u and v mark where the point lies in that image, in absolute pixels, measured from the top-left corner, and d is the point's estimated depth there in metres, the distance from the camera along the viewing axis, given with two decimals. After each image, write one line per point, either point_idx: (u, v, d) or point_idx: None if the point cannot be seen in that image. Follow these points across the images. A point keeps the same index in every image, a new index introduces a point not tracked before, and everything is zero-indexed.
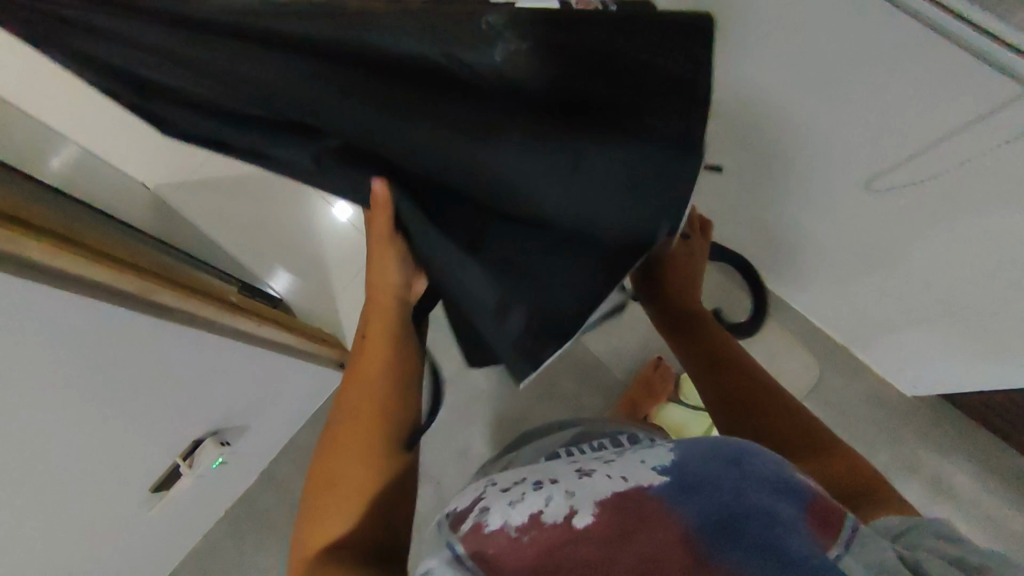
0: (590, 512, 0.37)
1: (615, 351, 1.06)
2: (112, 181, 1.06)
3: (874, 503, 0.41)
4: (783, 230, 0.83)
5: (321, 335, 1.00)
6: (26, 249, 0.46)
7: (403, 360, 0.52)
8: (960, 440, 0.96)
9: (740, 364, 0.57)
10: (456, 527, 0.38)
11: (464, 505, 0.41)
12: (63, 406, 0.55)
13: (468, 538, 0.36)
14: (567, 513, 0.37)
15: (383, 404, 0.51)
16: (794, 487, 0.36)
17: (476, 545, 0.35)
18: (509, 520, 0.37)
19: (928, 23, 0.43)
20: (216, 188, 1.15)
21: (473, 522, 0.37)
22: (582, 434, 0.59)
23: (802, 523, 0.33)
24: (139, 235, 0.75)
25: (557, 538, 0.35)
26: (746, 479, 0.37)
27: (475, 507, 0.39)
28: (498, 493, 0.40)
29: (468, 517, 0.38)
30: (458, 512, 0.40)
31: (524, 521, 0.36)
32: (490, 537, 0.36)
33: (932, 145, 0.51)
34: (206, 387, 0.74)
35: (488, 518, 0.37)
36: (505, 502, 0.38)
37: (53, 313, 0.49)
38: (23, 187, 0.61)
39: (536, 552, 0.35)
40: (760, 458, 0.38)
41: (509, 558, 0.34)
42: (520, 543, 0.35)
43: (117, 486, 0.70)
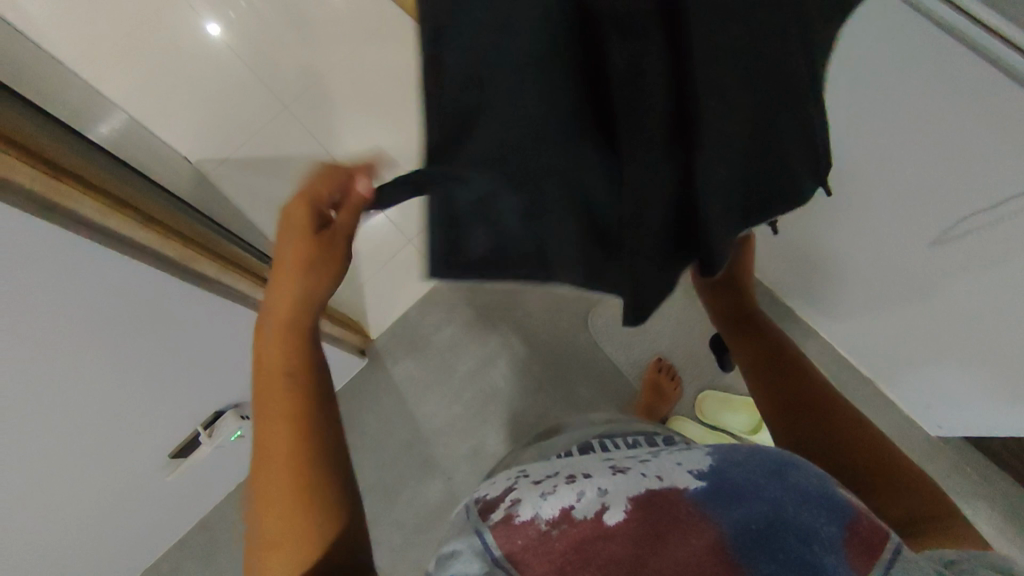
0: (621, 509, 0.37)
1: (637, 362, 1.05)
2: (155, 151, 1.08)
3: (935, 533, 0.39)
4: (819, 254, 0.82)
5: (345, 319, 1.01)
6: (81, 207, 0.47)
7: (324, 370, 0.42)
8: (983, 486, 0.94)
9: (804, 373, 0.52)
10: (487, 517, 0.40)
11: (495, 495, 0.43)
12: (93, 365, 0.56)
13: (499, 529, 0.38)
14: (597, 510, 0.37)
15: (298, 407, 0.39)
16: (837, 504, 0.35)
17: (504, 537, 0.37)
18: (539, 514, 0.38)
19: (941, 24, 0.44)
20: (255, 167, 1.17)
21: (505, 514, 0.39)
22: (615, 428, 0.58)
23: (840, 547, 0.32)
24: (183, 206, 0.76)
25: (587, 533, 0.36)
26: (787, 489, 0.36)
27: (506, 499, 0.41)
28: (530, 486, 0.42)
29: (498, 508, 0.40)
30: (488, 501, 0.42)
31: (555, 516, 0.37)
32: (520, 528, 0.37)
33: (991, 181, 0.50)
34: (232, 360, 0.75)
35: (519, 511, 0.39)
36: (537, 496, 0.40)
37: (97, 267, 0.50)
38: (81, 146, 0.63)
39: (565, 547, 0.35)
40: (803, 472, 0.37)
41: (537, 550, 0.35)
42: (550, 537, 0.36)
43: (137, 448, 0.71)
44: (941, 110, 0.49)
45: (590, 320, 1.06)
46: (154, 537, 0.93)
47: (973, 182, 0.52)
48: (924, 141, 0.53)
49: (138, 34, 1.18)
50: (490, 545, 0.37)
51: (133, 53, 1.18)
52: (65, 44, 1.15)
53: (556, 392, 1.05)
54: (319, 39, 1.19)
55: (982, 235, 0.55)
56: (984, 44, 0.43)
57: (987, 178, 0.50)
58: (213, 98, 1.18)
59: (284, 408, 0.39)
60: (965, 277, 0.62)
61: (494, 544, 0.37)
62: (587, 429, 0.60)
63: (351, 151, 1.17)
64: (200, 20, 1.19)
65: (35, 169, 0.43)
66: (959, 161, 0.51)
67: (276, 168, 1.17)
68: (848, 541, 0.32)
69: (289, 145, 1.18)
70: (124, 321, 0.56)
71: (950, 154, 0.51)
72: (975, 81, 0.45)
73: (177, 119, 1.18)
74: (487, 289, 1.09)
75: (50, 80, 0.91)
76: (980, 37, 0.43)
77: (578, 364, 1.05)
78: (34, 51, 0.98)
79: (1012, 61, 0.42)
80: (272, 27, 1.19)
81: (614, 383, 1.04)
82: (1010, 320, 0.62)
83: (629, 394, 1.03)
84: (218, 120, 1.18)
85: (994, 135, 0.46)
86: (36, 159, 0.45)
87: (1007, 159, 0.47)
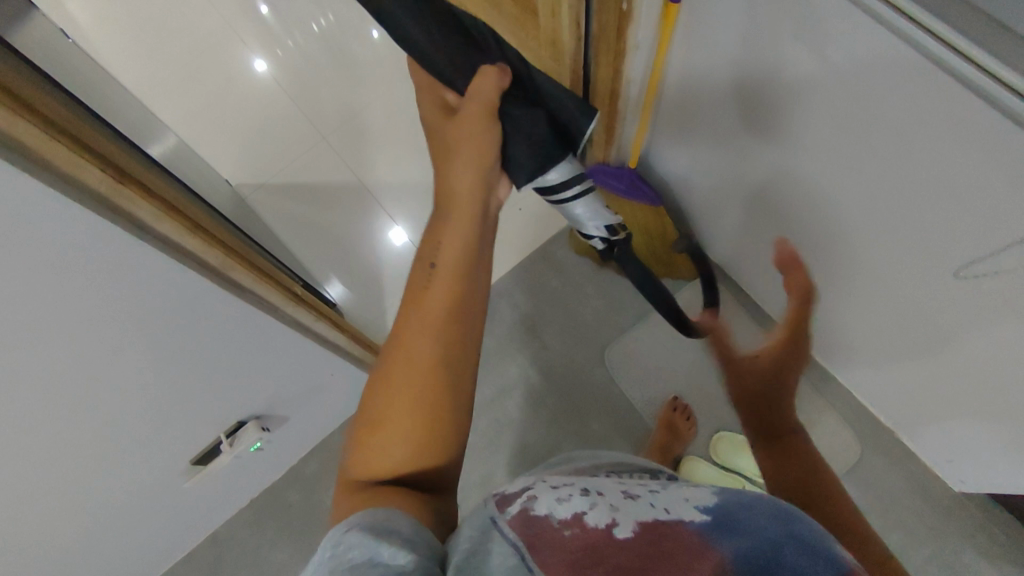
0: (632, 526, 0.35)
1: (652, 400, 1.05)
2: (202, 170, 1.15)
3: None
4: (835, 305, 0.83)
5: (366, 340, 1.03)
6: (138, 210, 0.51)
7: (469, 307, 0.52)
8: (1010, 548, 0.90)
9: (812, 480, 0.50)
10: (503, 509, 0.39)
11: (512, 491, 0.41)
12: (124, 363, 0.59)
13: (515, 520, 0.37)
14: (608, 521, 0.35)
15: (447, 331, 0.49)
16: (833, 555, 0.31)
17: (521, 527, 0.36)
18: (552, 514, 0.37)
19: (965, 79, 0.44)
20: (287, 192, 1.22)
21: (521, 507, 0.38)
22: (617, 458, 0.56)
23: None
24: (227, 223, 0.80)
25: (596, 535, 0.34)
26: (785, 532, 0.32)
27: (523, 495, 0.40)
28: (548, 488, 0.40)
29: (515, 502, 0.39)
30: (507, 494, 0.41)
31: (567, 517, 0.36)
32: (535, 522, 0.36)
33: (994, 234, 0.50)
34: (258, 372, 0.78)
35: (535, 506, 0.38)
36: (552, 498, 0.39)
37: (147, 270, 0.54)
38: (142, 159, 0.69)
39: (575, 544, 0.33)
40: (805, 523, 0.33)
41: (547, 544, 0.34)
42: (561, 535, 0.35)
43: (161, 450, 0.74)
44: (939, 160, 0.50)
45: (607, 356, 1.07)
46: (167, 544, 0.95)
47: (975, 231, 0.53)
48: (930, 195, 0.54)
49: (195, 67, 1.30)
50: (507, 533, 0.36)
51: (189, 83, 1.29)
52: (135, 79, 1.29)
53: (570, 426, 1.05)
54: (359, 77, 1.26)
55: (987, 285, 0.56)
56: (997, 95, 0.42)
57: (987, 229, 0.51)
58: (259, 127, 1.26)
59: (429, 341, 0.48)
60: (979, 327, 0.62)
61: (510, 531, 0.36)
62: (590, 458, 0.56)
63: (385, 182, 1.20)
64: (249, 55, 1.30)
65: (103, 172, 0.48)
66: (960, 210, 0.52)
67: (310, 194, 1.21)
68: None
69: (324, 174, 1.22)
70: (151, 328, 0.59)
71: (956, 207, 0.52)
72: (970, 134, 0.46)
73: (223, 145, 1.25)
74: (505, 320, 1.11)
75: (111, 101, 0.99)
76: (991, 86, 0.42)
77: (592, 399, 1.06)
78: (100, 74, 1.07)
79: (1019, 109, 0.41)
80: (318, 62, 1.28)
81: (628, 421, 1.04)
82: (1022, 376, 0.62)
83: (643, 431, 1.03)
84: (262, 147, 1.25)
85: (988, 189, 0.48)
86: (104, 163, 0.49)
87: (1002, 213, 0.48)
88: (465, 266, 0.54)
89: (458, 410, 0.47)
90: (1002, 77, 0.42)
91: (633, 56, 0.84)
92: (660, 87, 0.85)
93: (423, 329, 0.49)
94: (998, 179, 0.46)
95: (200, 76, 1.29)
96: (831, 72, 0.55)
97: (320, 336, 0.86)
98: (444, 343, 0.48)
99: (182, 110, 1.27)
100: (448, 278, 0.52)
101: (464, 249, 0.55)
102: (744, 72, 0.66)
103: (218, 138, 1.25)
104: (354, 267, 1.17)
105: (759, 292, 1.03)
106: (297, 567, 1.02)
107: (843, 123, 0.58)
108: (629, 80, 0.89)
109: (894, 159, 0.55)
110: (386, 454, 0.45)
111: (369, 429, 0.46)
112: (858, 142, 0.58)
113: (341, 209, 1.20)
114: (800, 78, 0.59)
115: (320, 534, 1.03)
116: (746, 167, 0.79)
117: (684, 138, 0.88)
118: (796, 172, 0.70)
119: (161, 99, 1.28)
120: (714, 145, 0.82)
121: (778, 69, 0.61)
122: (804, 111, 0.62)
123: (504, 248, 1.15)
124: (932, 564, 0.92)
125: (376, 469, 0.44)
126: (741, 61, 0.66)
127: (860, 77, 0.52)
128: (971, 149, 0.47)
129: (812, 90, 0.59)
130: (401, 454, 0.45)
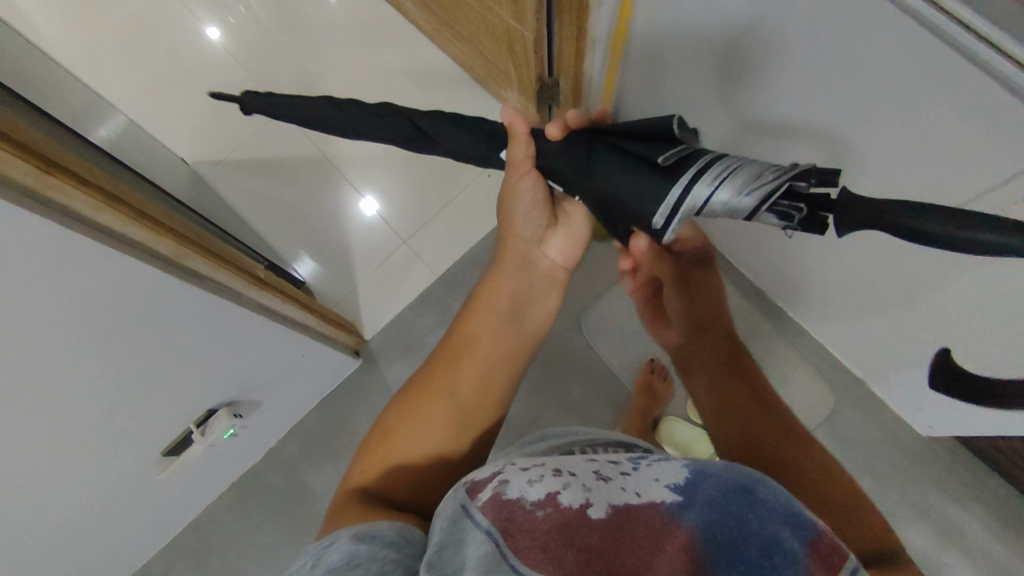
0: (603, 509, 0.35)
1: (630, 363, 1.06)
2: (154, 151, 1.10)
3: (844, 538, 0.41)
4: (809, 262, 0.83)
5: (339, 319, 1.02)
6: (72, 200, 0.48)
7: (488, 372, 0.52)
8: (974, 486, 0.94)
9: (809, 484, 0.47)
10: (474, 495, 0.37)
11: (482, 475, 0.39)
12: (81, 366, 0.57)
13: (486, 507, 0.35)
14: (582, 502, 0.35)
15: (463, 390, 0.51)
16: (801, 520, 0.33)
17: (492, 513, 0.35)
18: (525, 495, 0.36)
19: (942, 36, 0.42)
20: (249, 167, 1.17)
21: (492, 491, 0.37)
22: (592, 435, 0.55)
23: (800, 558, 0.30)
24: (176, 205, 0.76)
25: (570, 518, 0.34)
26: (753, 508, 0.33)
27: (493, 479, 0.38)
28: (518, 470, 0.39)
29: (485, 487, 0.38)
30: (475, 480, 0.39)
31: (540, 498, 0.36)
32: (507, 503, 0.35)
33: (966, 191, 0.50)
34: (227, 359, 0.76)
35: (507, 488, 0.37)
36: (524, 479, 0.37)
37: (94, 265, 0.51)
38: (75, 146, 0.65)
39: (548, 527, 0.34)
40: (771, 488, 0.35)
41: (522, 529, 0.33)
42: (534, 517, 0.34)
43: (130, 445, 0.72)
44: (912, 113, 0.49)
45: (583, 321, 1.07)
46: (148, 533, 0.95)
47: (942, 190, 0.52)
48: (903, 155, 0.53)
49: (139, 38, 1.22)
50: (479, 522, 0.35)
51: (133, 57, 1.22)
52: (74, 57, 1.21)
53: (549, 394, 1.05)
54: (314, 43, 1.21)
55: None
56: (977, 52, 0.41)
57: (958, 186, 0.50)
58: (213, 101, 1.20)
59: (440, 389, 0.51)
60: (940, 283, 0.62)
61: (482, 519, 0.35)
62: (567, 433, 0.55)
63: (350, 154, 1.16)
64: (198, 23, 1.22)
65: (30, 164, 0.45)
66: (925, 167, 0.52)
67: (270, 170, 1.17)
68: (808, 554, 0.31)
69: (284, 147, 1.17)
70: (106, 327, 0.56)
71: (922, 165, 0.52)
72: (944, 87, 0.45)
73: (176, 121, 1.19)
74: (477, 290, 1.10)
75: (46, 81, 0.93)
76: (971, 44, 0.41)
77: (571, 366, 1.06)
78: (32, 52, 1.00)
79: (1009, 74, 0.40)
80: (270, 30, 1.21)
81: (607, 385, 1.05)
82: (974, 331, 0.63)
83: (622, 396, 1.04)
84: (218, 124, 1.19)
85: (965, 144, 0.47)
86: (31, 153, 0.46)
87: (979, 167, 0.47)
88: (502, 323, 0.55)
89: (453, 454, 0.50)
90: (987, 35, 0.40)
91: (597, 13, 0.81)
92: (627, 42, 0.82)
93: (445, 380, 0.52)
94: (972, 132, 0.46)
95: (145, 48, 1.22)
96: (799, 22, 0.53)
97: (288, 319, 0.85)
98: (451, 396, 0.51)
99: (129, 86, 1.21)
100: (480, 328, 0.54)
101: (505, 304, 0.56)
102: (713, 24, 0.64)
103: (171, 115, 1.19)
104: (324, 243, 1.14)
105: (731, 250, 1.03)
106: (284, 546, 1.03)
107: (812, 79, 0.56)
108: (594, 40, 0.87)
109: (861, 115, 0.54)
110: (371, 475, 0.49)
111: (371, 447, 0.51)
112: (825, 100, 0.57)
113: (307, 184, 1.16)
114: (768, 31, 0.57)
115: (305, 513, 1.04)
116: (712, 125, 0.78)
117: (654, 94, 0.86)
118: (761, 133, 0.69)
119: (104, 74, 1.21)
120: (683, 105, 0.81)
121: (748, 21, 0.59)
122: (772, 72, 0.61)
123: (476, 218, 1.13)
124: (902, 507, 0.96)
125: (359, 482, 0.49)
126: (710, 16, 0.63)
127: (832, 33, 0.51)
128: (948, 101, 0.45)
129: (782, 43, 0.57)
130: (385, 480, 0.49)
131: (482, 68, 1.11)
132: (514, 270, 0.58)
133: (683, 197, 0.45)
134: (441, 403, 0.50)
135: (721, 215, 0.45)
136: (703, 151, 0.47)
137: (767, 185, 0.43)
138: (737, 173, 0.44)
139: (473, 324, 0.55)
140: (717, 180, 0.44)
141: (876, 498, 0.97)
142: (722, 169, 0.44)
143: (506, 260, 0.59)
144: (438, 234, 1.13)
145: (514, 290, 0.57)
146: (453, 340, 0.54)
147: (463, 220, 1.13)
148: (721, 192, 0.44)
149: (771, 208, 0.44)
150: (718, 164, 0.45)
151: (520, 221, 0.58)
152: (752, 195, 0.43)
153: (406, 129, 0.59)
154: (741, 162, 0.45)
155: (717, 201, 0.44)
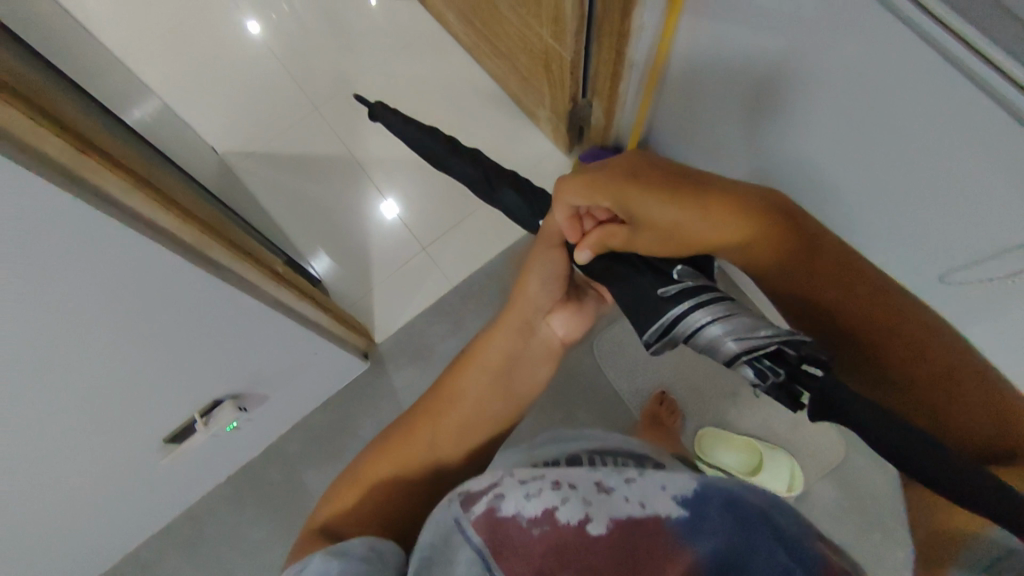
0: (603, 524, 0.34)
1: (639, 391, 1.04)
2: (187, 138, 1.12)
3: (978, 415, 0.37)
4: None
5: (350, 319, 1.02)
6: (107, 183, 0.49)
7: (473, 421, 0.55)
8: None
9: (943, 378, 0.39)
10: (468, 508, 0.38)
11: (478, 486, 0.40)
12: (94, 344, 0.57)
13: (480, 522, 0.36)
14: (581, 517, 0.34)
15: (450, 440, 0.54)
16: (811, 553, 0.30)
17: (485, 531, 0.35)
18: (520, 512, 0.36)
19: (991, 90, 0.42)
20: (277, 162, 1.18)
21: (486, 506, 0.37)
22: (604, 441, 0.54)
23: None
24: (203, 193, 0.77)
25: (567, 537, 0.33)
26: (765, 535, 0.31)
27: (489, 492, 0.39)
28: (516, 482, 0.39)
29: (481, 500, 0.38)
30: (472, 491, 0.40)
31: (536, 514, 0.35)
32: (502, 521, 0.35)
33: (1003, 247, 0.49)
34: (239, 350, 0.76)
35: (502, 504, 0.37)
36: (521, 493, 0.37)
37: (121, 244, 0.51)
38: (111, 128, 0.66)
39: (544, 550, 0.33)
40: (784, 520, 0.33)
41: (517, 552, 0.33)
42: (529, 536, 0.34)
43: (134, 428, 0.72)
44: (953, 164, 0.48)
45: (596, 343, 1.05)
46: (142, 519, 0.94)
47: (980, 242, 0.51)
48: (939, 205, 0.52)
49: (184, 28, 1.25)
50: (471, 537, 0.35)
51: (176, 46, 1.24)
52: (120, 41, 1.24)
53: (555, 416, 1.04)
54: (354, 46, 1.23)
55: (976, 296, 0.55)
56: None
57: (995, 239, 0.49)
58: (249, 94, 1.22)
59: (426, 431, 0.54)
60: None
61: (474, 535, 0.35)
62: (587, 437, 0.54)
63: (377, 158, 1.17)
64: (242, 18, 1.25)
65: (63, 139, 0.45)
66: (962, 218, 0.51)
67: (296, 167, 1.18)
68: None
69: (315, 146, 1.19)
70: (123, 307, 0.56)
71: (959, 217, 0.51)
72: (989, 139, 0.44)
73: (211, 111, 1.21)
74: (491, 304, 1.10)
75: (90, 62, 0.95)
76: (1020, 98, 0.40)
77: (579, 390, 1.05)
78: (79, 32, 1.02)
79: None
80: (311, 30, 1.23)
81: (615, 412, 1.04)
82: None
83: (629, 424, 1.02)
84: (252, 116, 1.21)
85: (1007, 199, 0.46)
86: (63, 126, 0.46)
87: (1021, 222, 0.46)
88: (496, 380, 0.57)
89: (423, 495, 0.52)
90: None
91: (636, 39, 0.81)
92: (664, 72, 0.83)
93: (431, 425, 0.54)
94: (1015, 187, 0.44)
95: (189, 38, 1.25)
96: (839, 67, 0.53)
97: (302, 317, 0.85)
98: (434, 441, 0.54)
99: (170, 73, 1.23)
100: (472, 380, 0.56)
101: (500, 360, 0.57)
102: (751, 62, 0.64)
103: (207, 104, 1.21)
104: (343, 243, 1.14)
105: None
106: (274, 544, 1.02)
107: (848, 125, 0.56)
108: (630, 66, 0.87)
109: (898, 162, 0.53)
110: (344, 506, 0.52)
111: (352, 482, 0.54)
112: (861, 145, 0.56)
113: (330, 183, 1.17)
114: (807, 73, 0.57)
115: (299, 513, 1.03)
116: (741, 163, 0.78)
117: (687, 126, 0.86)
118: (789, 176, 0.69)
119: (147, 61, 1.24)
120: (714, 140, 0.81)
121: (786, 62, 0.59)
122: (806, 116, 0.60)
123: (496, 231, 1.13)
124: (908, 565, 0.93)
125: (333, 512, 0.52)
126: (749, 51, 0.63)
127: (873, 80, 0.50)
128: (993, 154, 0.44)
129: (819, 85, 0.56)
130: (353, 509, 0.51)
131: (516, 84, 1.11)
132: (515, 332, 0.59)
133: (681, 318, 0.43)
134: (423, 446, 0.53)
135: (704, 349, 0.41)
136: (715, 291, 0.45)
137: (756, 340, 0.38)
138: (733, 317, 0.41)
139: (464, 375, 0.57)
140: (713, 314, 0.41)
141: (882, 552, 0.94)
142: (721, 308, 0.42)
143: (508, 320, 0.59)
144: (457, 241, 1.13)
145: (508, 349, 0.58)
146: (445, 386, 0.57)
147: (482, 231, 1.13)
148: (712, 326, 0.41)
149: (750, 364, 0.38)
150: (723, 305, 0.42)
151: (531, 286, 0.60)
152: (736, 341, 0.39)
153: (475, 174, 0.61)
154: (740, 310, 0.41)
155: (707, 333, 0.41)
